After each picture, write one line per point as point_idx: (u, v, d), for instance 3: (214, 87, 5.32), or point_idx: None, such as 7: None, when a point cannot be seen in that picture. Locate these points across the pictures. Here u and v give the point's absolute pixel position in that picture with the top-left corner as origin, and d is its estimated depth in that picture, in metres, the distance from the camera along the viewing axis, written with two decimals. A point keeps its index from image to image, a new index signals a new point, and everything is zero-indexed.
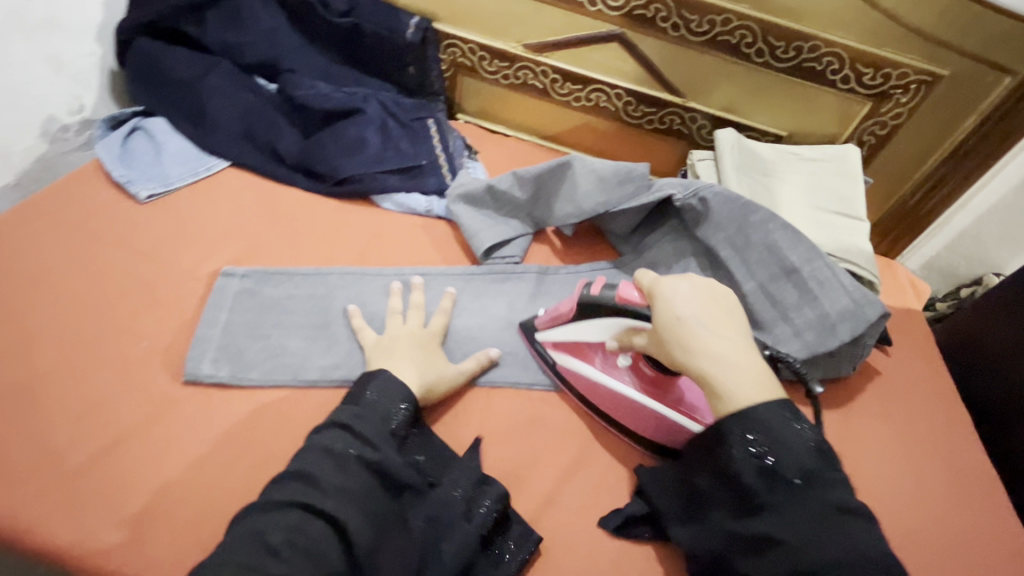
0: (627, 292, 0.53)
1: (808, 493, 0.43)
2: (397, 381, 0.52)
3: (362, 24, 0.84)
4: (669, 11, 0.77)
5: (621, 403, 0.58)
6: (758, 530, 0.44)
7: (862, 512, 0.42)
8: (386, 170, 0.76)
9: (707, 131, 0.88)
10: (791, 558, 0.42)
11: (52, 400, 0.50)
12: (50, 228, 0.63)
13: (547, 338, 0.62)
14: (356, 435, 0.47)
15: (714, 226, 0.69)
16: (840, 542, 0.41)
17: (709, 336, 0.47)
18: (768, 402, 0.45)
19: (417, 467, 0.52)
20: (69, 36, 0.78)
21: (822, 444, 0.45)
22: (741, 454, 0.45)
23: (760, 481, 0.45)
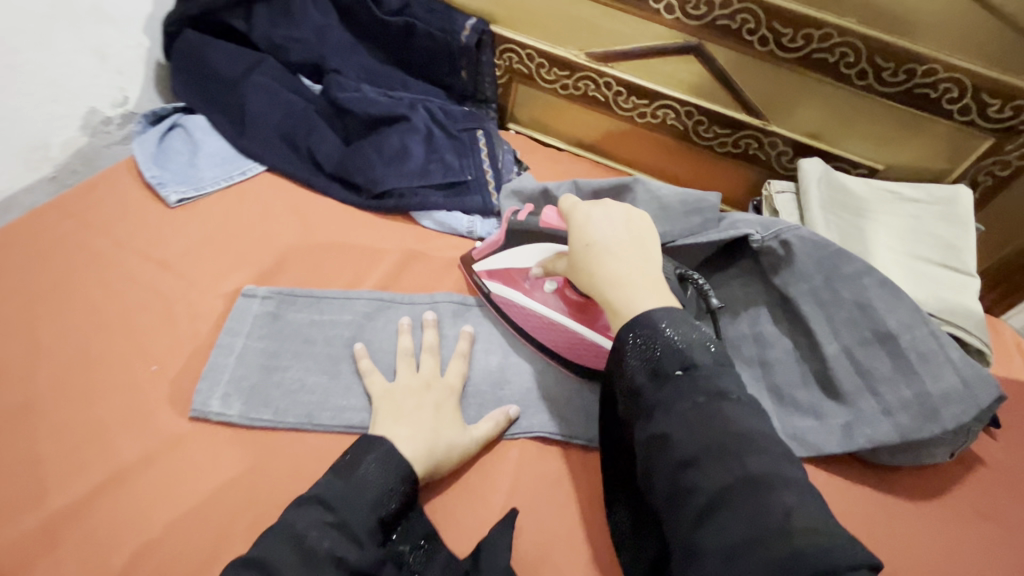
0: (549, 217, 0.56)
1: (690, 384, 0.40)
2: (397, 452, 0.45)
3: (415, 24, 0.79)
4: (758, 22, 0.68)
5: (545, 327, 0.56)
6: (647, 433, 0.41)
7: (743, 398, 0.40)
8: (428, 185, 0.70)
9: (787, 159, 0.78)
10: (677, 454, 0.38)
11: (52, 425, 0.46)
12: (76, 230, 0.60)
13: (483, 267, 0.61)
14: (345, 532, 0.40)
15: (798, 275, 0.59)
16: (716, 424, 0.38)
17: (609, 260, 0.47)
18: (664, 310, 0.44)
19: (399, 558, 0.44)
20: (117, 26, 0.75)
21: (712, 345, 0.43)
22: (629, 360, 0.43)
23: (649, 384, 0.42)
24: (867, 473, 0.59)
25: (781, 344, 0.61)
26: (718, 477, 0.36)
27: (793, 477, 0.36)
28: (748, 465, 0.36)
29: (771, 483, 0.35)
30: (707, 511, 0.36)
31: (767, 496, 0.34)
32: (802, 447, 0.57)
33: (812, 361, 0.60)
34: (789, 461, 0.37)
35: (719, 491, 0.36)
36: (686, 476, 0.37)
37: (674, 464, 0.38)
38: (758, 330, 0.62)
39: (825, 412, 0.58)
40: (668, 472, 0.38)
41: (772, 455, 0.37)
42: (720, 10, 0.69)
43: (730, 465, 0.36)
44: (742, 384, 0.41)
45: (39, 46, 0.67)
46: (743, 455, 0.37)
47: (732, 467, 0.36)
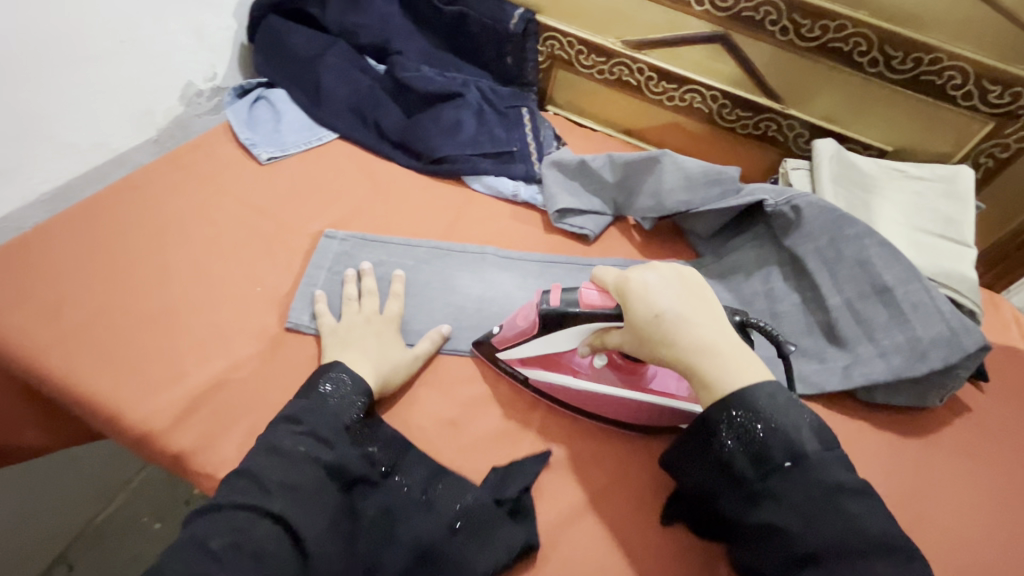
0: (588, 295, 0.54)
1: (802, 476, 0.44)
2: (353, 372, 0.53)
3: (469, 12, 0.88)
4: (779, 14, 0.76)
5: (605, 401, 0.58)
6: (759, 522, 0.45)
7: (856, 488, 0.44)
8: (478, 153, 0.80)
9: (804, 141, 0.85)
10: (799, 551, 0.43)
11: (183, 325, 0.57)
12: (186, 179, 0.71)
13: (514, 356, 0.60)
14: (316, 437, 0.48)
15: (805, 236, 0.67)
16: (839, 525, 0.42)
17: (689, 329, 0.48)
18: (758, 385, 0.46)
19: (371, 457, 0.52)
20: (213, 10, 0.87)
21: (817, 431, 0.46)
22: (729, 443, 0.46)
23: (755, 471, 0.46)
24: (864, 410, 0.66)
25: (789, 298, 0.70)
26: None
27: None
28: (877, 573, 0.40)
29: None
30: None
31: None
32: (806, 386, 0.65)
33: (817, 313, 0.68)
34: (909, 556, 0.42)
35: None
36: (805, 573, 0.42)
37: (791, 560, 0.43)
38: (770, 287, 0.71)
39: (828, 356, 0.66)
40: (785, 567, 0.43)
41: (894, 555, 0.41)
42: (746, 2, 0.77)
43: (856, 565, 0.41)
44: (851, 470, 0.45)
45: (154, 25, 0.79)
46: (869, 559, 0.41)
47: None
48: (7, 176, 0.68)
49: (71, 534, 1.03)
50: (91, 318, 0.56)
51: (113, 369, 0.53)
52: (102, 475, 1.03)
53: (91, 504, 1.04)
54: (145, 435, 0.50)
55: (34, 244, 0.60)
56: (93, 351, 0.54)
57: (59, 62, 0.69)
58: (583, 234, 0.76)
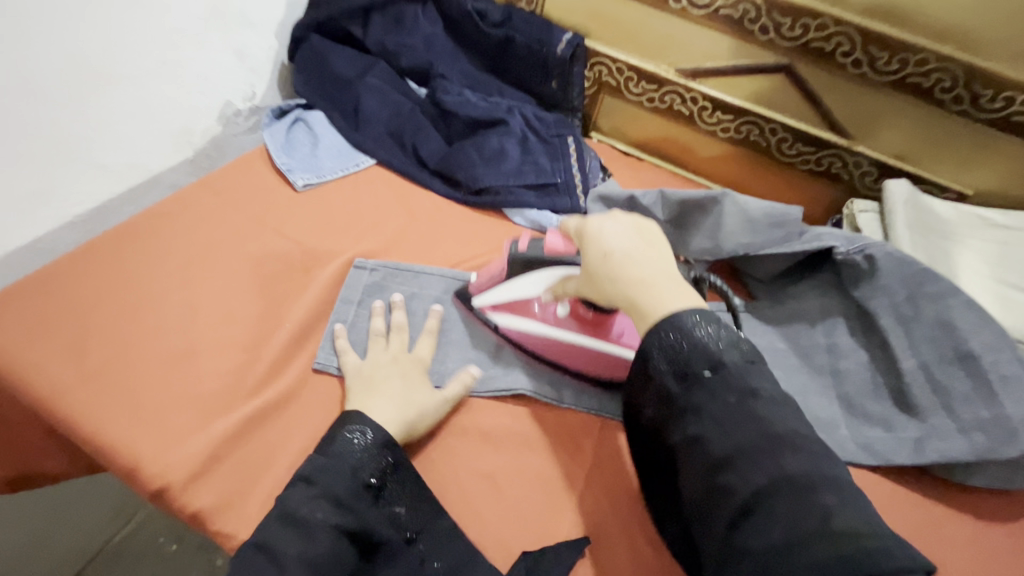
0: (552, 242, 0.57)
1: (721, 385, 0.43)
2: (373, 424, 0.49)
3: (515, 36, 0.85)
4: (853, 45, 0.71)
5: (568, 350, 0.60)
6: (682, 434, 0.43)
7: (772, 397, 0.43)
8: (522, 184, 0.76)
9: (870, 179, 0.79)
10: (715, 456, 0.41)
11: (211, 368, 0.54)
12: (223, 205, 0.69)
13: (484, 302, 0.62)
14: (333, 502, 0.44)
15: (880, 290, 0.61)
16: (749, 427, 0.41)
17: (635, 266, 0.48)
18: (686, 309, 0.46)
19: (395, 518, 0.48)
20: (256, 30, 0.86)
21: (740, 346, 0.45)
22: (658, 361, 0.45)
23: (678, 386, 0.44)
24: (941, 489, 0.59)
25: (855, 355, 0.63)
26: (755, 480, 0.39)
27: (833, 477, 0.39)
28: (785, 468, 0.39)
29: (812, 487, 0.38)
30: (745, 510, 0.39)
31: (809, 500, 0.37)
32: (871, 456, 0.59)
33: (888, 375, 0.61)
34: (826, 461, 0.40)
35: (757, 494, 0.39)
36: (719, 478, 0.41)
37: (707, 467, 0.41)
38: (833, 341, 0.65)
39: (897, 425, 0.59)
40: (703, 476, 0.41)
41: (808, 456, 0.40)
42: (816, 32, 0.72)
43: (766, 465, 0.39)
44: (771, 381, 0.44)
45: (195, 44, 0.77)
46: (780, 457, 0.39)
47: (770, 471, 0.39)
48: (41, 198, 0.66)
49: (84, 557, 1.00)
50: (115, 358, 0.53)
51: (134, 416, 0.49)
52: (118, 497, 1.01)
53: (105, 527, 1.02)
54: (161, 493, 0.47)
55: (60, 274, 0.57)
56: (115, 395, 0.51)
57: (99, 83, 0.68)
58: None
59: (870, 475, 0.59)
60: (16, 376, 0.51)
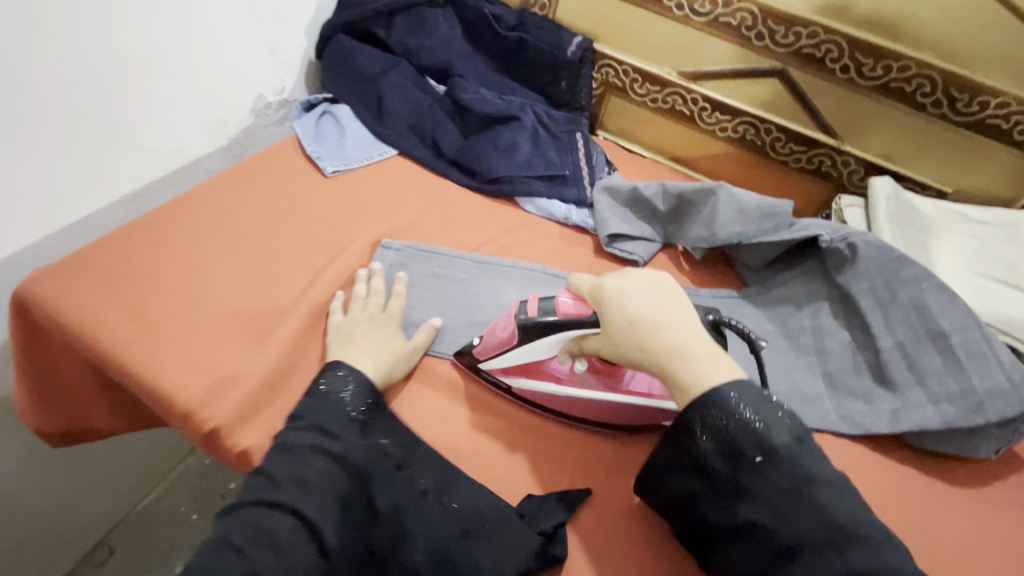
0: (563, 302, 0.57)
1: (776, 471, 0.46)
2: (350, 367, 0.55)
3: (528, 38, 0.91)
4: (841, 52, 0.77)
5: (589, 405, 0.60)
6: (742, 520, 0.47)
7: (827, 479, 0.46)
8: (533, 176, 0.82)
9: (858, 177, 0.85)
10: (775, 541, 0.45)
11: (254, 329, 0.60)
12: (259, 187, 0.75)
13: (495, 367, 0.61)
14: (320, 430, 0.49)
15: (860, 275, 0.66)
16: (811, 516, 0.45)
17: (662, 331, 0.51)
18: (733, 389, 0.48)
19: (384, 449, 0.52)
20: (288, 29, 0.92)
21: (790, 427, 0.48)
22: (707, 444, 0.48)
23: (728, 466, 0.48)
24: (912, 457, 0.65)
25: (838, 335, 0.68)
26: (820, 570, 0.43)
27: (899, 567, 0.42)
28: (849, 560, 0.43)
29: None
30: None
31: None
32: (850, 425, 0.64)
33: (867, 353, 0.66)
34: (885, 542, 0.43)
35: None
36: (784, 564, 0.45)
37: (770, 553, 0.45)
38: (818, 322, 0.70)
39: (875, 398, 0.64)
40: (766, 561, 0.46)
41: (870, 544, 0.43)
42: (807, 40, 0.78)
43: (834, 555, 0.43)
44: (822, 460, 0.47)
45: (234, 41, 0.84)
46: (841, 546, 0.43)
47: (834, 562, 0.43)
48: (96, 177, 0.73)
49: (112, 521, 1.06)
50: (169, 318, 0.58)
51: (186, 367, 0.55)
52: (146, 464, 1.07)
53: (133, 493, 1.08)
54: (211, 433, 0.52)
55: (117, 244, 0.63)
56: (169, 348, 0.56)
57: (149, 73, 0.74)
58: (633, 259, 0.77)
59: (847, 442, 0.64)
60: (81, 330, 0.56)
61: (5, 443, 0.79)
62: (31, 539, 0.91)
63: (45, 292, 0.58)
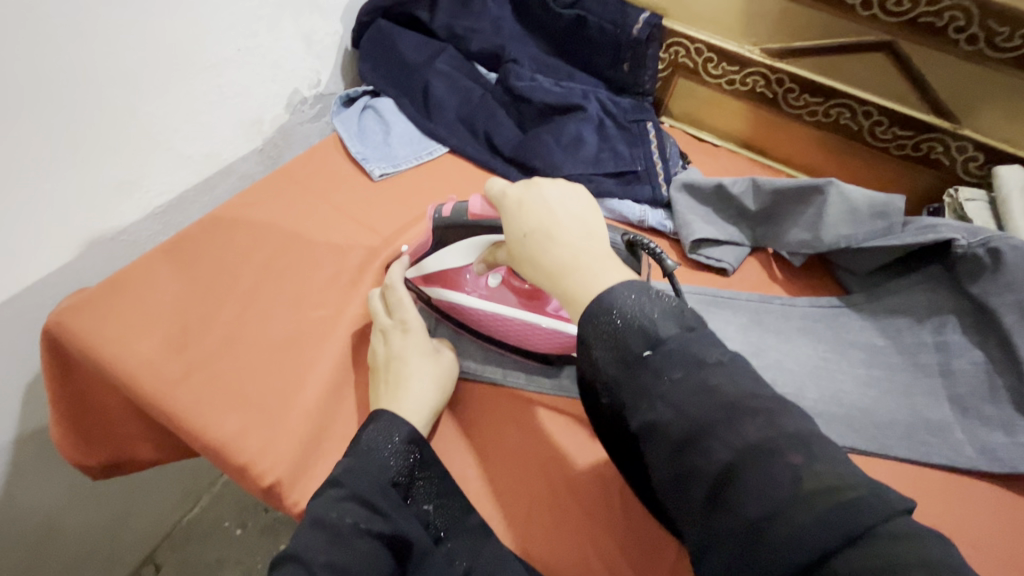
0: (474, 206, 0.54)
1: (664, 362, 0.37)
2: (397, 418, 0.47)
3: (588, 17, 0.82)
4: (969, 20, 0.65)
5: (502, 323, 0.57)
6: (635, 426, 0.37)
7: (723, 362, 0.36)
8: (601, 173, 0.73)
9: (976, 165, 0.73)
10: (675, 440, 0.35)
11: (308, 361, 0.53)
12: (298, 196, 0.68)
13: (413, 273, 0.60)
14: (363, 501, 0.42)
15: (1004, 286, 0.56)
16: (699, 398, 0.35)
17: (553, 246, 0.43)
18: (621, 284, 0.40)
19: (426, 518, 0.46)
20: (323, 15, 0.84)
21: (679, 313, 0.39)
22: (598, 353, 0.39)
23: (617, 370, 0.38)
24: None
25: (970, 355, 0.59)
26: (721, 456, 0.33)
27: (797, 434, 0.33)
28: (745, 438, 0.33)
29: (778, 449, 0.32)
30: (715, 494, 0.33)
31: (778, 464, 0.31)
32: (994, 463, 0.55)
33: (1008, 375, 0.56)
34: (794, 417, 0.34)
35: (723, 473, 0.33)
36: (682, 467, 0.34)
37: (667, 460, 0.35)
38: (944, 340, 0.60)
39: (1021, 430, 0.55)
40: (663, 469, 0.35)
41: (768, 416, 0.33)
42: (927, 7, 0.67)
43: (729, 437, 0.33)
44: (718, 345, 0.38)
45: (268, 31, 0.76)
46: (738, 423, 0.33)
47: (728, 442, 0.33)
48: (126, 189, 0.66)
49: (158, 536, 1.03)
50: (218, 350, 0.52)
51: (236, 406, 0.49)
52: (186, 482, 1.03)
53: (176, 509, 1.04)
54: (265, 488, 0.46)
55: (150, 268, 0.57)
56: (221, 386, 0.50)
57: (175, 72, 0.67)
58: (718, 266, 0.69)
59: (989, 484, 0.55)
60: (117, 370, 0.50)
61: (47, 474, 0.75)
62: (77, 565, 0.88)
63: (75, 329, 0.51)
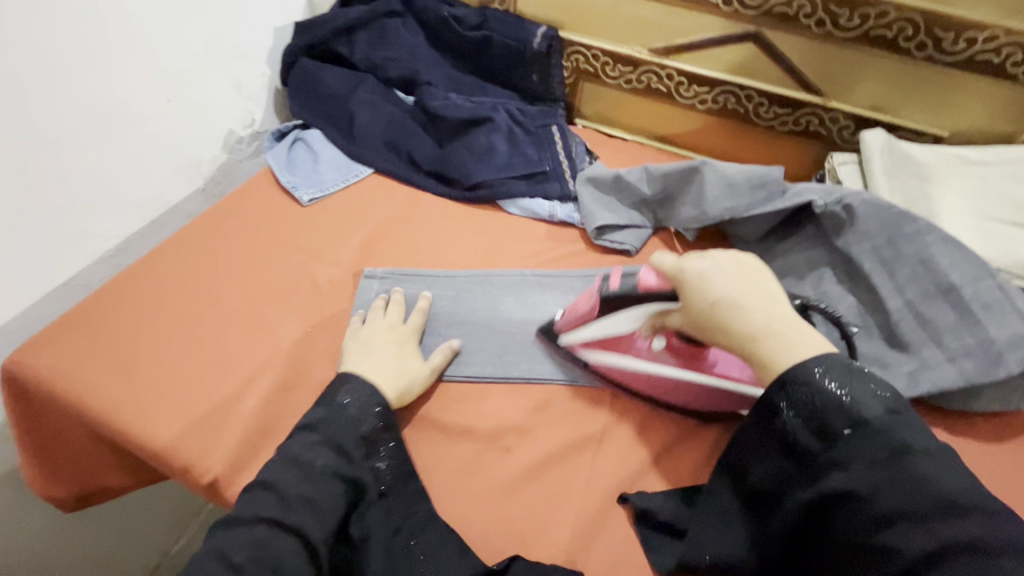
0: (645, 278, 0.55)
1: (866, 443, 0.41)
2: (372, 386, 0.54)
3: (492, 36, 0.89)
4: (814, 6, 0.74)
5: (665, 383, 0.58)
6: (825, 490, 0.42)
7: (929, 454, 0.40)
8: (512, 176, 0.80)
9: (849, 133, 0.82)
10: (872, 514, 0.39)
11: (243, 370, 0.59)
12: (235, 226, 0.74)
13: (570, 339, 0.61)
14: (333, 448, 0.50)
15: (860, 235, 0.64)
16: (907, 485, 0.39)
17: (744, 313, 0.47)
18: (820, 360, 0.44)
19: (378, 472, 0.51)
20: (248, 60, 0.91)
21: (890, 403, 0.42)
22: (790, 418, 0.45)
23: (819, 443, 0.43)
24: (941, 419, 0.61)
25: (844, 301, 0.65)
26: (921, 542, 0.37)
27: (1008, 542, 0.36)
28: (952, 532, 0.36)
29: (987, 555, 0.35)
30: (915, 575, 0.36)
31: (986, 565, 0.35)
32: None
33: (877, 315, 0.63)
34: (995, 514, 0.37)
35: (922, 556, 0.36)
36: (877, 538, 0.38)
37: (860, 526, 0.39)
38: (822, 290, 0.67)
39: (889, 361, 0.61)
40: (855, 534, 0.40)
41: (977, 515, 0.37)
42: None
43: (935, 528, 0.37)
44: (924, 434, 0.41)
45: (197, 80, 0.83)
46: (947, 518, 0.37)
47: (935, 534, 0.37)
48: (76, 237, 0.72)
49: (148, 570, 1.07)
50: (161, 369, 0.58)
51: (178, 416, 0.55)
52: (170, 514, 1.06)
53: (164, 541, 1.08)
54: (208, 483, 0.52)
55: (98, 306, 0.62)
56: (163, 399, 0.56)
57: (111, 128, 0.73)
58: (623, 248, 0.75)
59: None
60: (74, 397, 0.56)
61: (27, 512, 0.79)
62: None
63: (34, 364, 0.57)
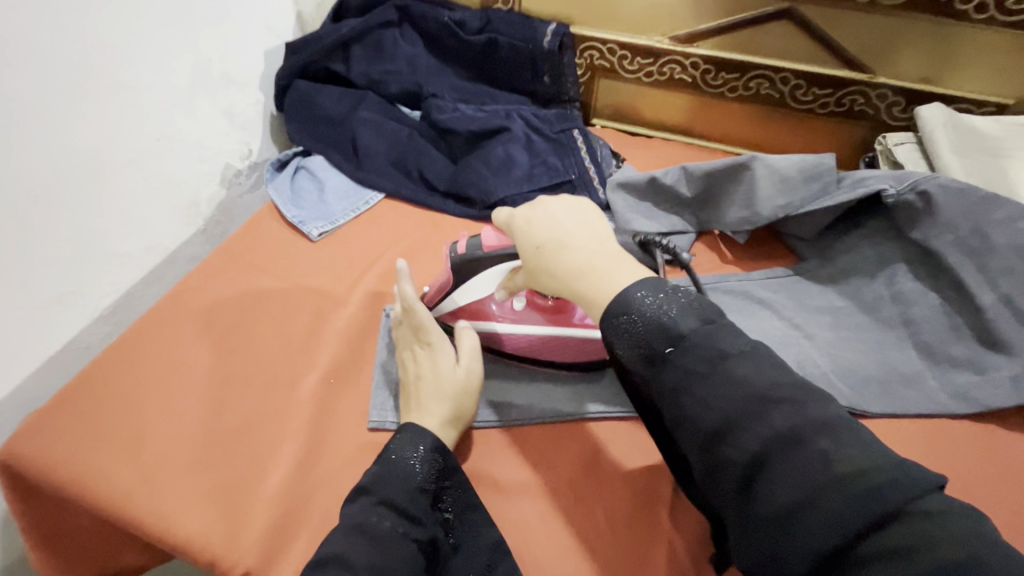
0: (488, 238, 0.53)
1: (687, 357, 0.37)
2: (421, 429, 0.48)
3: (497, 38, 0.82)
4: None
5: (536, 343, 0.58)
6: (669, 417, 0.38)
7: (743, 352, 0.36)
8: (536, 189, 0.74)
9: (899, 109, 0.75)
10: (701, 432, 0.35)
11: (265, 440, 0.53)
12: (240, 271, 0.68)
13: (444, 310, 0.60)
14: (394, 508, 0.43)
15: (940, 226, 0.57)
16: (728, 391, 0.35)
17: (566, 252, 0.44)
18: (636, 284, 0.41)
19: (445, 523, 0.46)
20: (239, 87, 0.85)
21: (701, 308, 0.39)
22: (624, 353, 0.40)
23: (648, 370, 0.39)
24: None
25: (926, 300, 0.58)
26: (749, 446, 0.33)
27: (823, 419, 0.33)
28: (773, 427, 0.33)
29: (804, 437, 0.32)
30: (749, 481, 0.33)
31: (805, 452, 0.32)
32: (968, 404, 0.54)
33: (967, 315, 0.56)
34: (813, 398, 0.34)
35: (755, 461, 0.33)
36: (715, 453, 0.35)
37: (700, 445, 0.36)
38: (897, 289, 0.60)
39: (989, 365, 0.54)
40: (698, 455, 0.36)
41: (796, 404, 0.33)
42: None
43: (758, 427, 0.33)
44: (738, 334, 0.38)
45: (187, 115, 0.77)
46: (764, 413, 0.34)
47: (759, 432, 0.33)
48: (68, 297, 0.66)
49: None
50: (173, 444, 0.52)
51: (196, 498, 0.49)
52: None
53: None
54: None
55: (96, 379, 0.56)
56: (177, 481, 0.50)
57: (98, 175, 0.67)
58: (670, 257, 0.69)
59: (967, 423, 0.54)
60: (76, 490, 0.50)
61: None
62: None
63: (25, 454, 0.51)
